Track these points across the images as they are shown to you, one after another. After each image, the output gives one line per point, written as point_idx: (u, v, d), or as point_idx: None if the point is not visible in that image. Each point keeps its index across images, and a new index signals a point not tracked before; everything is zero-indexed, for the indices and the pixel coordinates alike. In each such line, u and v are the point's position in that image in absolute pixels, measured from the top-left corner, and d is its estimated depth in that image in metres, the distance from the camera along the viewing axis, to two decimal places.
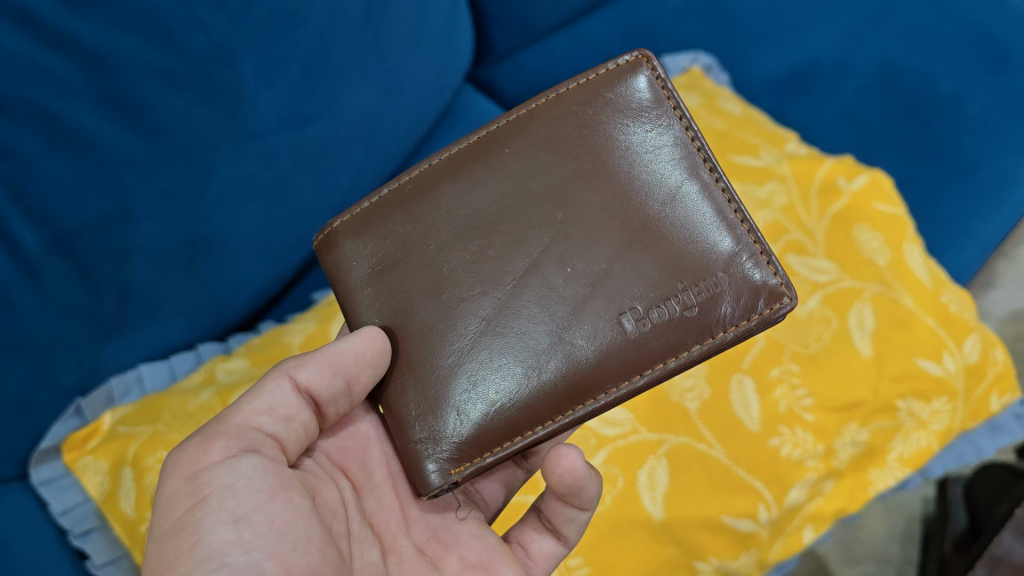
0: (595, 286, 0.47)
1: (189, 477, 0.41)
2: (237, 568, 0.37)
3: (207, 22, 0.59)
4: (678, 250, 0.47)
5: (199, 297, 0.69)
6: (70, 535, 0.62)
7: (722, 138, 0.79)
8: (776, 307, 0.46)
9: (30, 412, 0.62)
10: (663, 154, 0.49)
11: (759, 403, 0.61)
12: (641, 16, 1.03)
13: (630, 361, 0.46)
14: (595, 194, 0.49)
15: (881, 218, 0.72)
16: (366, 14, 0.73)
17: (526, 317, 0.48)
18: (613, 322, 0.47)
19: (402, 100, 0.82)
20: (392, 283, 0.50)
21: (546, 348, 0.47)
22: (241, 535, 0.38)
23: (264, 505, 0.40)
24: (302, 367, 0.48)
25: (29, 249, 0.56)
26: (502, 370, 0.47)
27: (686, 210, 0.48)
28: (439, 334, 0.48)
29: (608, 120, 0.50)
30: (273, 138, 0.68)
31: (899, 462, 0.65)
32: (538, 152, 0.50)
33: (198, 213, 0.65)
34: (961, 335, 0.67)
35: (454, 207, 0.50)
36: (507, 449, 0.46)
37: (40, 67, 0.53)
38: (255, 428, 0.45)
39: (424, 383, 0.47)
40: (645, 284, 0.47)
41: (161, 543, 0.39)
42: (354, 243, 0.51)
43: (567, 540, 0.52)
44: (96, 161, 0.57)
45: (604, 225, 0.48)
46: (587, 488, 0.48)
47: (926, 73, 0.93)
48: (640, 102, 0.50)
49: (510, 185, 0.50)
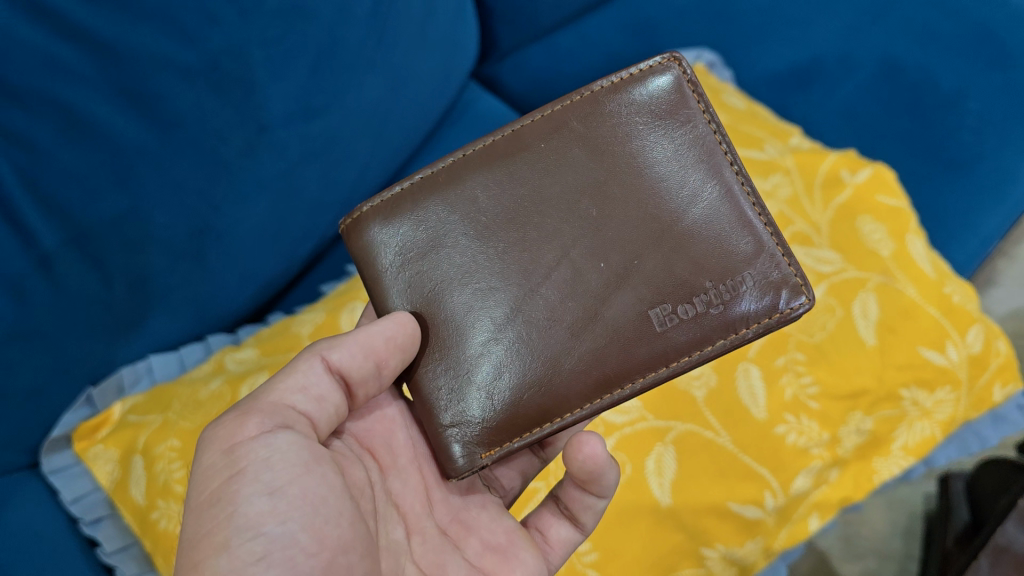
0: (624, 285, 0.49)
1: (226, 450, 0.42)
2: (272, 538, 0.39)
3: (220, 17, 0.60)
4: (706, 251, 0.48)
5: (209, 288, 0.70)
6: (80, 523, 0.62)
7: (726, 130, 0.80)
8: (796, 309, 0.48)
9: (43, 400, 0.62)
10: (693, 156, 0.49)
11: (766, 391, 0.61)
12: (643, 12, 1.04)
13: (656, 355, 0.48)
14: (627, 194, 0.49)
15: (885, 210, 0.72)
16: (374, 9, 0.74)
17: (557, 313, 0.49)
18: (643, 319, 0.48)
19: (410, 95, 0.83)
20: (423, 276, 0.51)
21: (576, 344, 0.48)
22: (276, 506, 0.40)
23: (299, 478, 0.41)
24: (334, 349, 0.48)
25: (44, 245, 0.57)
26: (533, 364, 0.49)
27: (718, 212, 0.49)
28: (471, 326, 0.50)
29: (641, 120, 0.50)
30: (282, 131, 0.69)
31: (904, 451, 0.66)
32: (572, 149, 0.50)
33: (210, 207, 0.66)
34: (965, 326, 0.67)
35: (486, 202, 0.50)
36: (534, 435, 0.49)
37: (57, 59, 0.53)
38: (289, 406, 0.45)
39: (455, 371, 0.49)
40: (674, 282, 0.48)
41: (198, 513, 0.40)
42: (387, 231, 0.51)
43: (584, 527, 0.53)
44: (108, 151, 0.57)
45: (634, 225, 0.49)
46: (606, 476, 0.49)
47: (927, 70, 0.94)
48: (672, 103, 0.50)
49: (542, 182, 0.50)
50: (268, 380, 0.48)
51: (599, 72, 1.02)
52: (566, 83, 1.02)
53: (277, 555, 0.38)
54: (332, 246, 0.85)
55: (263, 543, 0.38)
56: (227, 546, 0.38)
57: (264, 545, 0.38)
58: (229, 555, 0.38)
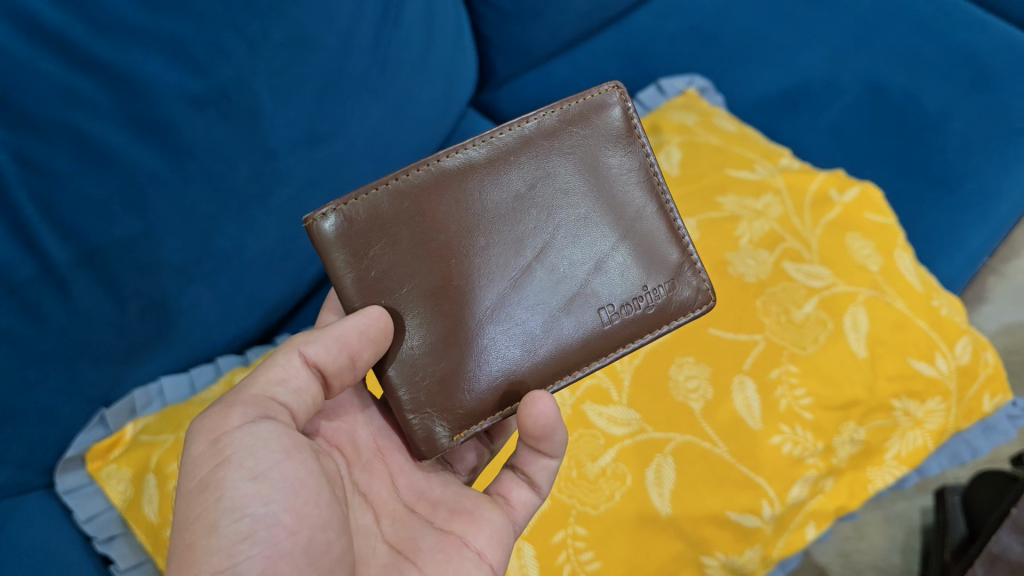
0: (581, 287, 0.54)
1: (212, 440, 0.43)
2: (257, 518, 0.40)
3: (227, 48, 0.62)
4: (643, 259, 0.55)
5: (218, 311, 0.72)
6: (94, 542, 0.63)
7: (716, 154, 0.82)
8: (706, 307, 0.57)
9: (59, 423, 0.63)
10: (633, 177, 0.56)
11: (761, 402, 0.63)
12: (632, 44, 1.08)
13: (601, 347, 0.54)
14: (584, 207, 0.54)
15: (873, 226, 0.75)
16: (375, 41, 0.77)
17: (518, 312, 0.53)
18: (592, 315, 0.54)
19: (413, 123, 0.86)
20: (394, 276, 0.51)
21: (534, 340, 0.53)
22: (259, 489, 0.41)
23: (281, 463, 0.43)
24: (311, 343, 0.50)
25: (58, 264, 0.58)
26: (495, 357, 0.52)
27: (649, 226, 0.56)
28: (435, 322, 0.51)
29: (593, 145, 0.55)
30: (285, 158, 0.71)
31: (897, 460, 0.68)
32: (537, 166, 0.54)
33: (218, 231, 0.67)
34: (952, 337, 0.70)
35: (457, 207, 0.52)
36: (497, 416, 0.52)
37: (73, 90, 0.55)
38: (270, 398, 0.47)
39: (421, 362, 0.51)
40: (618, 282, 0.55)
41: (190, 498, 0.42)
42: (356, 232, 0.50)
43: (541, 490, 0.56)
44: (122, 176, 0.59)
45: (589, 235, 0.54)
46: (555, 434, 0.51)
47: (909, 92, 0.98)
48: (616, 131, 0.56)
49: (511, 194, 0.53)
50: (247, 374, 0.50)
51: None
52: None
53: (262, 534, 0.40)
54: None
55: (249, 523, 0.40)
56: (216, 526, 0.40)
57: (250, 526, 0.40)
58: (218, 535, 0.40)
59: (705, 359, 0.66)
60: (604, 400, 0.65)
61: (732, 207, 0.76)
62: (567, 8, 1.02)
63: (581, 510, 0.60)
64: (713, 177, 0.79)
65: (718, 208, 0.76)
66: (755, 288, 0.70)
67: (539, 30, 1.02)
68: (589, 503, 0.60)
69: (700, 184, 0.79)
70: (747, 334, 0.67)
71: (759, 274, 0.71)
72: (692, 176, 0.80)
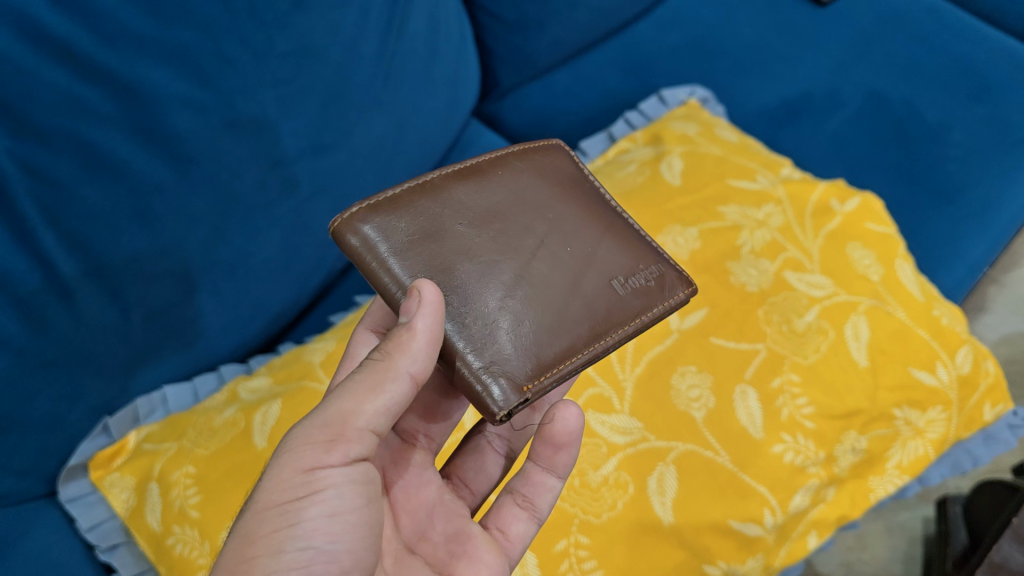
0: (592, 262, 0.55)
1: (308, 472, 0.43)
2: (319, 552, 0.41)
3: (233, 59, 0.63)
4: (630, 245, 0.59)
5: (222, 319, 0.72)
6: (96, 550, 0.63)
7: (718, 163, 0.82)
8: (689, 291, 0.57)
9: (62, 431, 0.63)
10: (593, 194, 0.62)
11: (762, 411, 0.64)
12: (634, 56, 1.10)
13: (625, 312, 0.54)
14: (570, 206, 0.58)
15: (874, 236, 0.76)
16: (380, 51, 0.78)
17: (547, 280, 0.53)
18: (608, 284, 0.55)
19: (418, 133, 0.86)
20: (427, 254, 0.51)
21: (567, 303, 0.53)
22: (331, 526, 0.42)
23: (359, 509, 0.44)
24: (414, 361, 0.46)
25: (64, 273, 0.58)
26: (538, 318, 0.51)
27: (626, 228, 0.60)
28: (473, 290, 0.50)
29: (556, 169, 0.61)
30: (292, 167, 0.71)
31: (898, 469, 0.68)
32: (523, 176, 0.58)
33: (223, 240, 0.68)
34: (953, 347, 0.70)
35: (469, 200, 0.54)
36: (557, 372, 0.50)
37: (79, 98, 0.56)
38: (372, 432, 0.46)
39: (473, 330, 0.49)
40: (620, 263, 0.57)
41: (261, 514, 0.42)
42: (382, 222, 0.51)
43: (539, 517, 0.56)
44: (127, 186, 0.59)
45: (583, 226, 0.58)
46: (572, 449, 0.56)
47: (909, 103, 0.99)
48: (567, 164, 0.63)
49: (512, 192, 0.57)
50: (340, 388, 0.46)
51: (594, 109, 1.06)
52: (564, 119, 1.05)
53: (319, 567, 0.41)
54: (338, 279, 0.88)
55: (310, 554, 0.41)
56: (280, 550, 0.41)
57: (311, 556, 0.41)
58: (280, 559, 0.40)
59: (707, 368, 0.66)
60: (606, 409, 0.64)
61: (733, 215, 0.76)
62: (570, 19, 1.03)
63: (583, 519, 0.60)
64: (714, 186, 0.79)
65: (720, 218, 0.76)
66: (757, 297, 0.70)
67: (542, 40, 1.03)
68: (592, 511, 0.60)
69: (703, 193, 0.78)
70: (749, 344, 0.67)
71: (760, 284, 0.71)
72: (694, 184, 0.79)
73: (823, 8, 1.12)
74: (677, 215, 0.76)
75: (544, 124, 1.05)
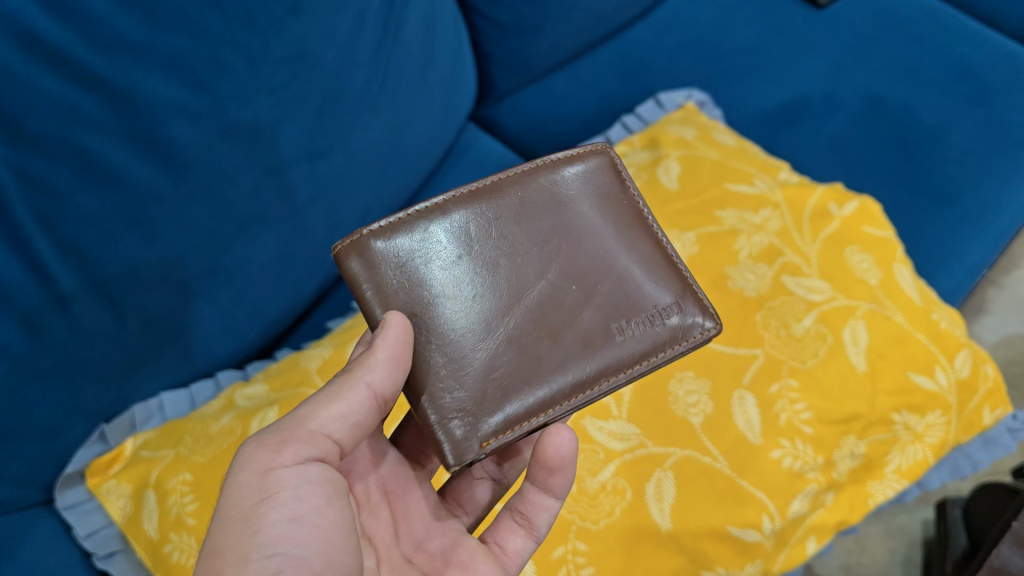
0: (596, 304, 0.54)
1: (261, 474, 0.44)
2: (288, 558, 0.41)
3: (228, 66, 0.63)
4: (650, 279, 0.56)
5: (218, 326, 0.72)
6: (93, 558, 0.63)
7: (716, 167, 0.82)
8: (710, 330, 0.56)
9: (59, 439, 0.63)
10: (627, 214, 0.58)
11: (760, 417, 0.63)
12: (631, 59, 1.10)
13: (620, 362, 0.53)
14: (592, 233, 0.56)
15: (872, 240, 0.75)
16: (376, 56, 0.77)
17: (536, 328, 0.52)
18: (607, 329, 0.53)
19: (414, 137, 0.86)
20: (418, 290, 0.52)
21: (553, 354, 0.52)
22: (294, 530, 0.42)
23: (320, 509, 0.44)
24: (369, 372, 0.48)
25: (60, 280, 0.58)
26: (519, 368, 0.51)
27: (654, 255, 0.57)
28: (457, 334, 0.51)
29: (592, 185, 0.58)
30: (288, 173, 0.71)
31: (897, 474, 0.68)
32: (545, 198, 0.56)
33: (219, 246, 0.68)
34: (953, 351, 0.70)
35: (475, 231, 0.54)
36: (526, 428, 0.50)
37: (74, 106, 0.55)
38: (326, 437, 0.47)
39: (449, 375, 0.50)
40: (629, 302, 0.55)
41: (226, 525, 0.42)
42: (381, 252, 0.52)
43: (537, 534, 0.56)
44: (122, 193, 0.59)
45: (599, 259, 0.55)
46: (567, 470, 0.54)
47: (907, 105, 0.99)
48: (607, 178, 0.59)
49: (525, 221, 0.55)
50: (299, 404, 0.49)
51: (592, 112, 1.05)
52: (562, 123, 1.05)
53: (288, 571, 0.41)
54: (335, 284, 0.87)
55: (278, 561, 0.41)
56: (248, 560, 0.41)
57: (279, 563, 0.41)
58: (247, 567, 0.40)
59: (705, 373, 0.66)
60: (605, 415, 0.64)
61: (731, 220, 0.76)
62: (566, 23, 1.03)
63: (581, 526, 0.60)
64: (712, 191, 0.79)
65: (718, 222, 0.76)
66: (755, 302, 0.70)
67: (539, 44, 1.03)
68: (590, 518, 0.60)
69: (700, 198, 0.78)
70: (747, 349, 0.67)
71: (758, 288, 0.71)
72: (692, 190, 0.79)
73: (820, 10, 1.12)
74: (675, 220, 0.76)
75: (542, 127, 1.05)
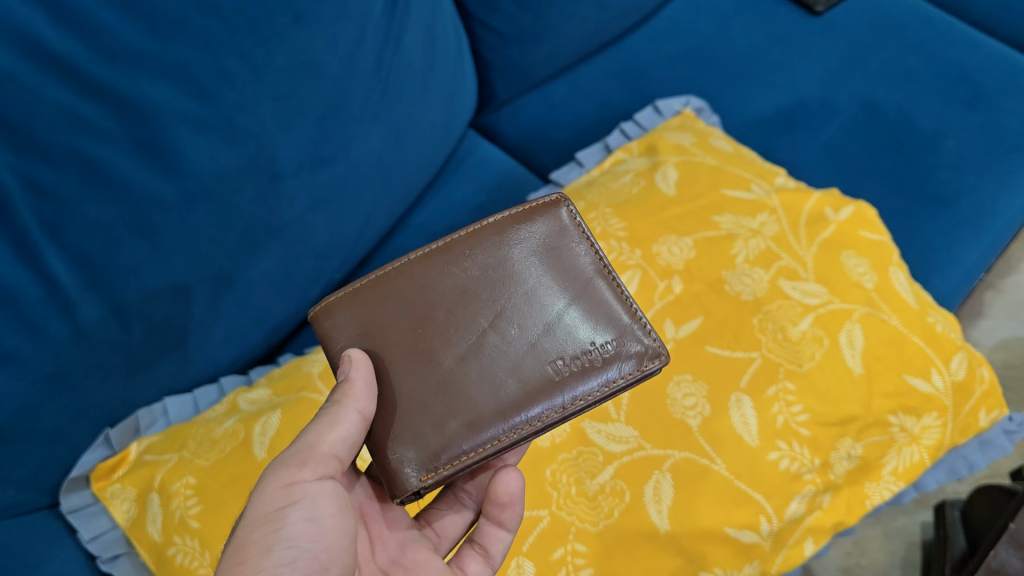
0: (533, 345, 0.55)
1: (285, 484, 0.46)
2: (303, 551, 0.44)
3: (232, 75, 0.64)
4: (593, 318, 0.56)
5: (221, 332, 0.73)
6: (97, 561, 0.63)
7: (714, 172, 0.83)
8: (653, 360, 0.55)
9: (64, 443, 0.64)
10: (576, 258, 0.58)
11: (758, 419, 0.64)
12: (630, 66, 1.11)
13: (555, 398, 0.53)
14: (535, 278, 0.57)
15: (867, 244, 0.76)
16: (378, 64, 0.79)
17: (475, 370, 0.54)
18: (544, 370, 0.54)
19: (415, 144, 0.87)
20: (370, 346, 0.55)
21: (488, 394, 0.53)
22: (311, 530, 0.45)
23: (334, 515, 0.46)
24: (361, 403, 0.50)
25: (65, 284, 0.58)
26: (457, 408, 0.52)
27: (600, 294, 0.57)
28: (401, 380, 0.53)
29: (540, 232, 0.59)
30: (290, 180, 0.72)
31: (893, 475, 0.68)
32: (490, 250, 0.58)
33: (223, 252, 0.68)
34: (949, 354, 0.71)
35: (423, 287, 0.56)
36: (460, 463, 0.51)
37: (80, 115, 0.56)
38: (335, 456, 0.49)
39: (394, 417, 0.53)
40: (570, 341, 0.55)
41: (250, 524, 0.44)
42: (338, 316, 0.56)
43: (494, 562, 0.58)
44: (127, 199, 0.60)
45: (541, 302, 0.56)
46: (516, 505, 0.57)
47: (904, 110, 1.00)
48: (559, 227, 0.59)
49: (472, 274, 0.57)
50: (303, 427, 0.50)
51: (592, 118, 1.06)
52: (562, 129, 1.06)
53: (303, 564, 0.43)
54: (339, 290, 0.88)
55: (295, 552, 0.43)
56: (268, 550, 0.43)
57: (295, 554, 0.43)
58: (269, 556, 0.43)
59: (703, 376, 0.67)
60: (603, 418, 0.65)
61: (728, 224, 0.76)
62: (566, 31, 1.04)
63: (580, 527, 0.60)
64: (710, 195, 0.79)
65: (715, 227, 0.76)
66: (752, 305, 0.70)
67: (539, 51, 1.04)
68: (589, 520, 0.60)
69: (699, 203, 0.79)
70: (744, 352, 0.67)
71: (756, 292, 0.71)
72: (690, 194, 0.80)
73: (817, 17, 1.13)
74: (673, 225, 0.77)
75: (542, 134, 1.06)
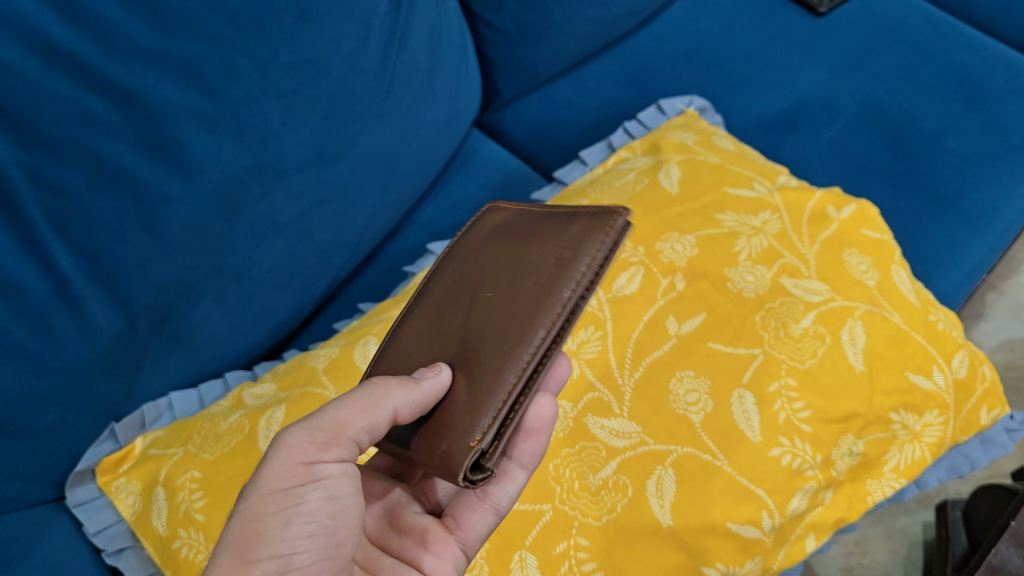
0: (511, 284, 0.52)
1: (308, 462, 0.46)
2: (320, 528, 0.45)
3: (238, 72, 0.64)
4: (547, 233, 0.54)
5: (226, 328, 0.73)
6: (103, 554, 0.65)
7: (716, 171, 0.83)
8: (605, 228, 0.53)
9: (70, 437, 0.64)
10: (511, 221, 0.58)
11: (760, 415, 0.64)
12: (634, 67, 1.11)
13: (548, 300, 0.50)
14: (488, 249, 0.56)
15: (869, 242, 0.77)
16: (383, 63, 0.79)
17: (473, 338, 0.52)
18: (528, 291, 0.51)
19: (420, 143, 0.88)
20: None
21: (492, 343, 0.50)
22: (329, 507, 0.45)
23: (353, 496, 0.47)
24: (405, 406, 0.48)
25: (71, 277, 0.59)
26: (471, 377, 0.50)
27: (546, 221, 0.56)
28: None
29: (476, 228, 0.60)
30: (296, 177, 0.72)
31: (895, 472, 0.69)
32: (445, 264, 0.58)
33: (228, 248, 0.69)
34: (950, 352, 0.71)
35: (404, 329, 0.57)
36: (497, 407, 0.47)
37: (87, 110, 0.57)
38: (358, 440, 0.49)
39: (430, 425, 0.50)
40: (539, 259, 0.53)
41: (267, 495, 0.45)
42: None
43: (496, 506, 0.56)
44: (134, 194, 0.60)
45: (502, 257, 0.55)
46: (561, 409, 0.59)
47: (905, 111, 1.00)
48: (489, 215, 0.60)
49: (438, 286, 0.57)
50: (330, 400, 0.49)
51: (595, 118, 1.07)
52: (565, 129, 1.07)
53: (320, 540, 0.44)
54: (343, 287, 0.89)
55: (312, 528, 0.44)
56: (287, 524, 0.44)
57: (312, 530, 0.44)
58: (287, 531, 0.44)
59: (705, 372, 0.67)
60: (606, 413, 0.65)
61: (731, 223, 0.77)
62: (570, 31, 1.04)
63: (583, 521, 0.61)
64: (713, 194, 0.80)
65: (717, 225, 0.76)
66: (755, 303, 0.71)
67: (543, 51, 1.04)
68: (592, 514, 0.61)
69: (701, 201, 0.79)
70: (746, 348, 0.68)
71: (758, 290, 0.71)
72: (693, 193, 0.80)
73: (818, 19, 1.13)
74: (675, 223, 0.77)
75: (546, 134, 1.07)
